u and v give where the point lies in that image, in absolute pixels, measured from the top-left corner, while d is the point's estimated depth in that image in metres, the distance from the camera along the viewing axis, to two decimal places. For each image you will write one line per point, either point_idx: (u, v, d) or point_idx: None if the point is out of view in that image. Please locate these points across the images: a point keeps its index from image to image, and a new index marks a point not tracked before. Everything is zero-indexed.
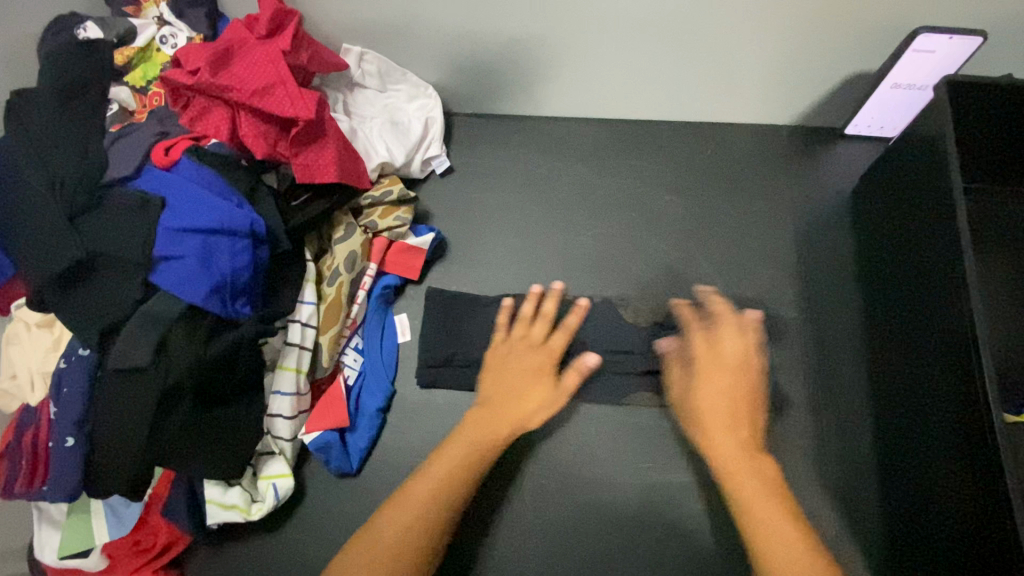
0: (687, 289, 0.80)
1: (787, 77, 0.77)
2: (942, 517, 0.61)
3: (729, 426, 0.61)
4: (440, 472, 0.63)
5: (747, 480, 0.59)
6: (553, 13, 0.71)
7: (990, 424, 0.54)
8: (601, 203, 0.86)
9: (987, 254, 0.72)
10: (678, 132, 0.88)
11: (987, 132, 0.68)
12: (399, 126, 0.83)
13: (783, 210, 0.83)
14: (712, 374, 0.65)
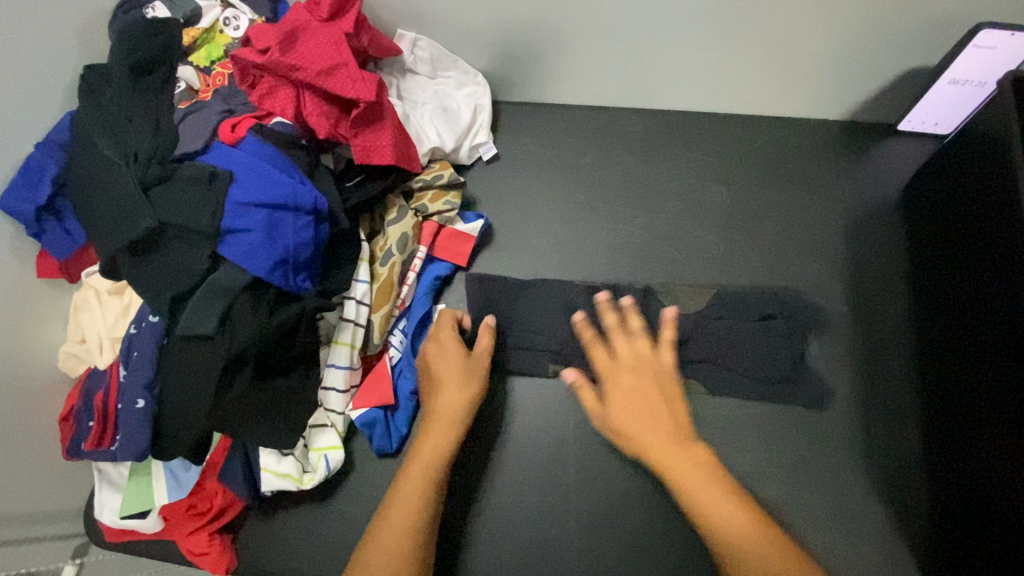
0: (732, 281, 0.81)
1: (842, 70, 0.77)
2: (1007, 505, 0.60)
3: (652, 422, 0.64)
4: (418, 472, 0.65)
5: (678, 469, 0.61)
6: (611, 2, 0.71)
7: None
8: (647, 193, 0.86)
9: None
10: (726, 125, 0.88)
11: None
12: (449, 112, 0.84)
13: (830, 205, 0.83)
14: (618, 378, 0.68)
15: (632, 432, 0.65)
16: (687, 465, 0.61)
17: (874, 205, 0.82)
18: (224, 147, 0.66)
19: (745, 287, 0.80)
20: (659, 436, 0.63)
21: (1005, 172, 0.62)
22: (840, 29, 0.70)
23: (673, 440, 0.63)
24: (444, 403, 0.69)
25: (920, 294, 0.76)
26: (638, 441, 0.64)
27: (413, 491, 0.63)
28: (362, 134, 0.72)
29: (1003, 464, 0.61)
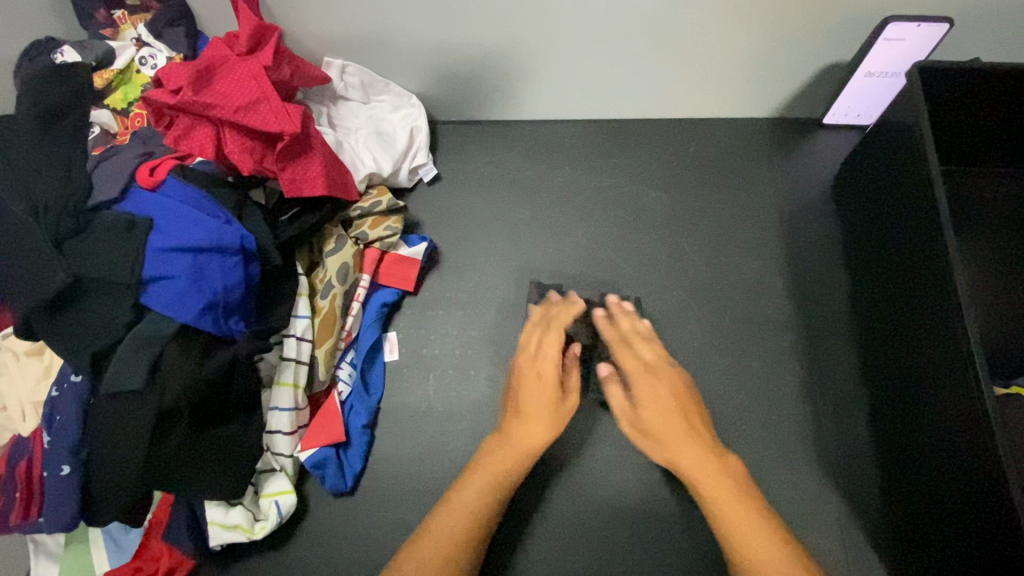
0: (678, 283, 0.81)
1: (764, 70, 0.78)
2: (939, 492, 0.62)
3: (680, 434, 0.65)
4: (461, 503, 0.61)
5: (717, 483, 0.61)
6: (539, 17, 0.71)
7: (980, 393, 0.56)
8: (590, 202, 0.87)
9: (970, 239, 0.74)
10: (660, 129, 0.89)
11: (962, 117, 0.70)
12: (384, 136, 0.83)
13: (767, 200, 0.85)
14: (650, 383, 0.69)
15: (669, 436, 0.65)
16: (714, 478, 0.62)
17: (808, 199, 0.85)
18: (142, 193, 0.64)
19: (692, 288, 0.81)
20: (690, 448, 0.64)
21: (923, 170, 0.63)
22: (759, 30, 0.71)
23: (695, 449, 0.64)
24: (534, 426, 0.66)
25: (857, 289, 0.78)
26: (668, 450, 0.64)
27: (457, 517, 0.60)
28: (290, 167, 0.70)
29: (935, 470, 0.62)
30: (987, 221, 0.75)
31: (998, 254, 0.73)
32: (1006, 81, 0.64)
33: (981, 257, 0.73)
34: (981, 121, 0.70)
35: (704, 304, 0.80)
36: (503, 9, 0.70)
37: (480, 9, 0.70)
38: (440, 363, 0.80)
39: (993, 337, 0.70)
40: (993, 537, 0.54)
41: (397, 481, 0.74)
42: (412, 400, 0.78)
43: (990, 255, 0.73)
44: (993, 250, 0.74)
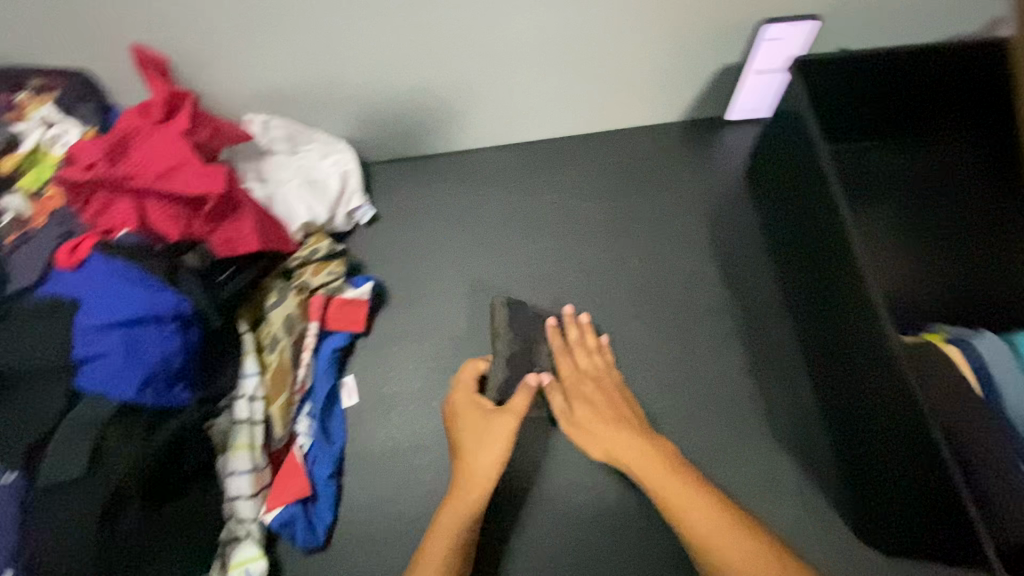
0: (622, 286, 0.85)
1: (663, 78, 0.85)
2: (874, 442, 0.65)
3: (613, 427, 0.68)
4: (431, 559, 0.62)
5: (658, 464, 0.64)
6: (445, 47, 0.75)
7: (889, 340, 0.60)
8: (529, 220, 0.90)
9: (864, 207, 0.82)
10: (583, 144, 0.94)
11: (839, 99, 0.79)
12: (316, 184, 0.84)
13: (691, 197, 0.90)
14: (580, 388, 0.73)
15: (605, 429, 0.68)
16: (654, 462, 0.65)
17: (730, 189, 0.90)
18: (65, 274, 0.62)
19: (635, 289, 0.85)
20: (628, 437, 0.67)
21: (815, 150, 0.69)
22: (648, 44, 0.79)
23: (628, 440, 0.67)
24: (484, 455, 0.66)
25: (782, 267, 0.83)
26: (607, 444, 0.68)
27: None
28: (220, 227, 0.69)
29: (867, 421, 0.66)
30: (878, 190, 0.83)
31: (889, 219, 0.82)
32: (861, 59, 0.72)
33: (876, 222, 0.81)
34: (855, 102, 0.79)
35: (648, 302, 0.84)
36: (410, 40, 0.73)
37: (390, 54, 0.75)
38: (401, 399, 0.79)
39: (897, 291, 0.77)
40: (926, 474, 0.58)
41: (371, 525, 0.73)
42: (376, 441, 0.77)
43: (882, 220, 0.81)
44: (886, 215, 0.82)
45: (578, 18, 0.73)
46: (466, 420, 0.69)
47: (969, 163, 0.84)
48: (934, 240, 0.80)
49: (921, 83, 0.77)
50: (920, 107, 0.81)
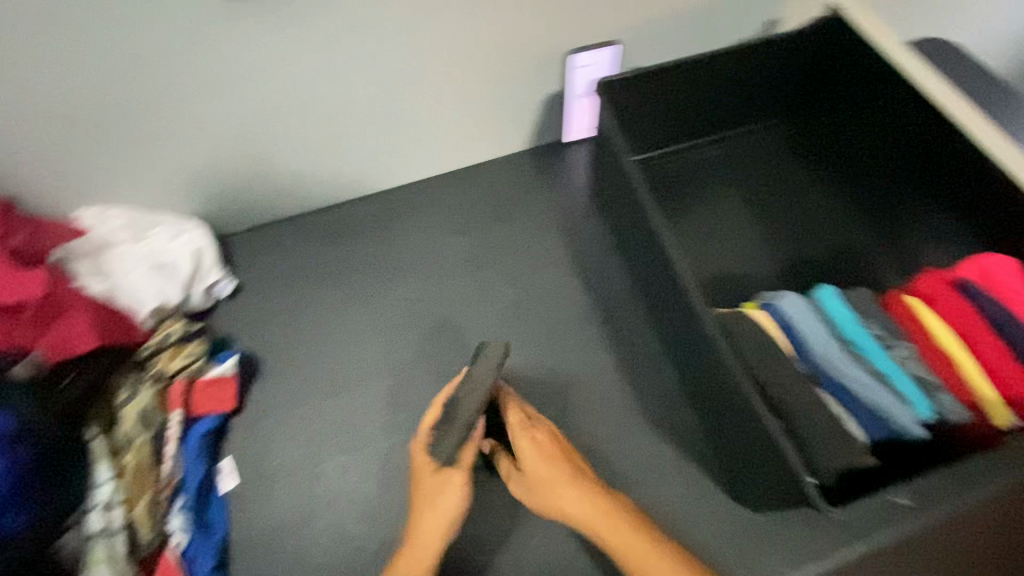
0: (494, 310, 0.88)
1: (492, 110, 0.94)
2: (717, 411, 0.68)
3: (580, 499, 0.62)
4: None
5: (630, 537, 0.60)
6: (266, 99, 0.80)
7: (694, 307, 0.65)
8: (393, 262, 0.91)
9: (677, 202, 0.91)
10: (439, 184, 0.98)
11: (637, 106, 0.88)
12: (165, 267, 0.80)
13: (546, 216, 0.96)
14: (535, 453, 0.66)
15: (571, 504, 0.62)
16: (626, 535, 0.60)
17: (577, 202, 0.97)
18: None
19: (507, 310, 0.88)
20: (595, 508, 0.62)
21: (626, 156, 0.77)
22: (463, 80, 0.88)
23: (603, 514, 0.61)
24: (427, 537, 0.64)
25: (629, 265, 0.90)
26: (573, 516, 0.62)
27: None
28: (49, 332, 0.66)
29: (707, 393, 0.69)
30: (686, 186, 0.93)
31: (701, 209, 0.90)
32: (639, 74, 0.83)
33: (690, 214, 0.90)
34: (653, 110, 0.89)
35: (520, 320, 0.87)
36: (224, 93, 0.76)
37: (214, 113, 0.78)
38: (283, 469, 0.76)
39: (715, 274, 0.85)
40: (750, 430, 0.60)
41: None
42: (261, 517, 0.73)
43: (695, 212, 0.90)
44: (699, 207, 0.90)
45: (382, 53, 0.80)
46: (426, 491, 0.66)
47: (761, 150, 0.95)
48: (741, 222, 0.89)
49: (696, 88, 0.89)
50: (711, 111, 0.93)
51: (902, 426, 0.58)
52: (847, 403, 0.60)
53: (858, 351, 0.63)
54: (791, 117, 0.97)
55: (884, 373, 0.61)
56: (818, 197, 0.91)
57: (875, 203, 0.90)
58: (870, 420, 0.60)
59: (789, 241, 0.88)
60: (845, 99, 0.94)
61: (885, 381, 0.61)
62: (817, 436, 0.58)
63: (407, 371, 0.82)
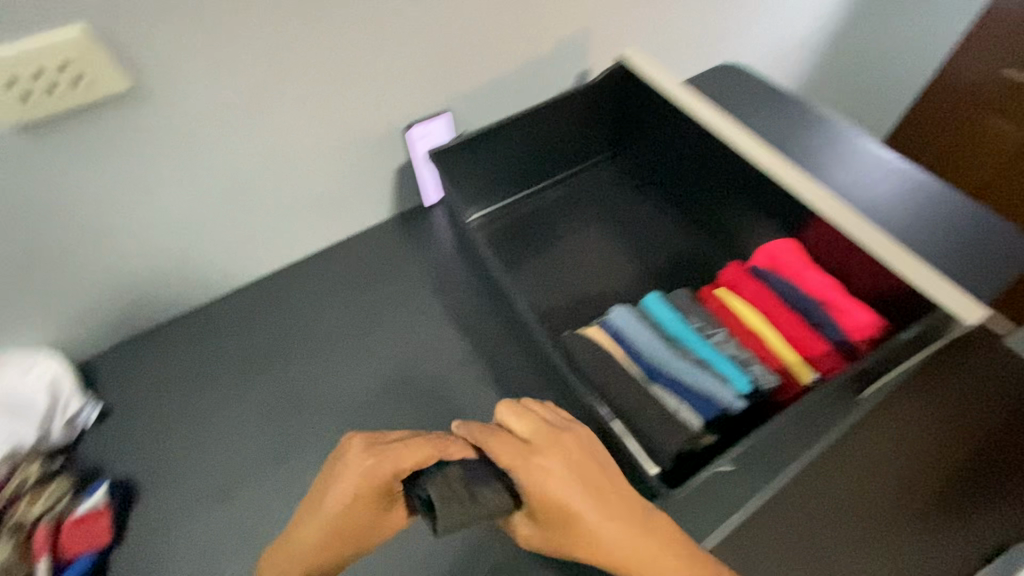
0: (376, 371, 0.93)
1: (346, 188, 1.01)
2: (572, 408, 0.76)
3: (601, 512, 0.56)
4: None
5: (645, 548, 0.56)
6: (110, 225, 0.81)
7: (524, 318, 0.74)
8: (266, 351, 0.95)
9: (514, 243, 1.07)
10: (311, 265, 1.05)
11: (465, 166, 1.04)
12: (14, 406, 0.77)
13: (414, 274, 1.04)
14: (546, 469, 0.56)
15: (593, 518, 0.55)
16: (644, 548, 0.56)
17: (436, 261, 1.06)
18: None
19: (389, 368, 0.93)
20: (620, 527, 0.56)
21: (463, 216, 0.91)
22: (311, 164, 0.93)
23: (658, 546, 0.56)
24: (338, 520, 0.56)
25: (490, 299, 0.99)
26: (588, 531, 0.56)
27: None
28: None
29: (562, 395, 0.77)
30: (521, 228, 1.09)
31: (535, 245, 1.06)
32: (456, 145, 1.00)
33: (527, 251, 1.05)
34: (480, 169, 1.07)
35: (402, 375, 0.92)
36: (50, 227, 0.76)
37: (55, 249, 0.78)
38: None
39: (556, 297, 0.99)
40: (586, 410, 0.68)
41: None
42: None
43: (531, 248, 1.06)
44: (533, 244, 1.06)
45: (217, 164, 0.84)
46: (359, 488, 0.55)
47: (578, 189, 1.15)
48: (570, 254, 1.04)
49: (512, 153, 1.08)
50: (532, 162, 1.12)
51: (725, 401, 0.67)
52: (679, 392, 0.68)
53: (683, 345, 0.73)
54: (603, 159, 1.18)
55: (705, 359, 0.71)
56: (633, 216, 1.10)
57: (686, 211, 1.08)
58: (701, 403, 0.68)
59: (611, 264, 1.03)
60: (631, 150, 1.17)
61: (708, 367, 0.70)
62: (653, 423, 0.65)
63: (291, 454, 0.84)
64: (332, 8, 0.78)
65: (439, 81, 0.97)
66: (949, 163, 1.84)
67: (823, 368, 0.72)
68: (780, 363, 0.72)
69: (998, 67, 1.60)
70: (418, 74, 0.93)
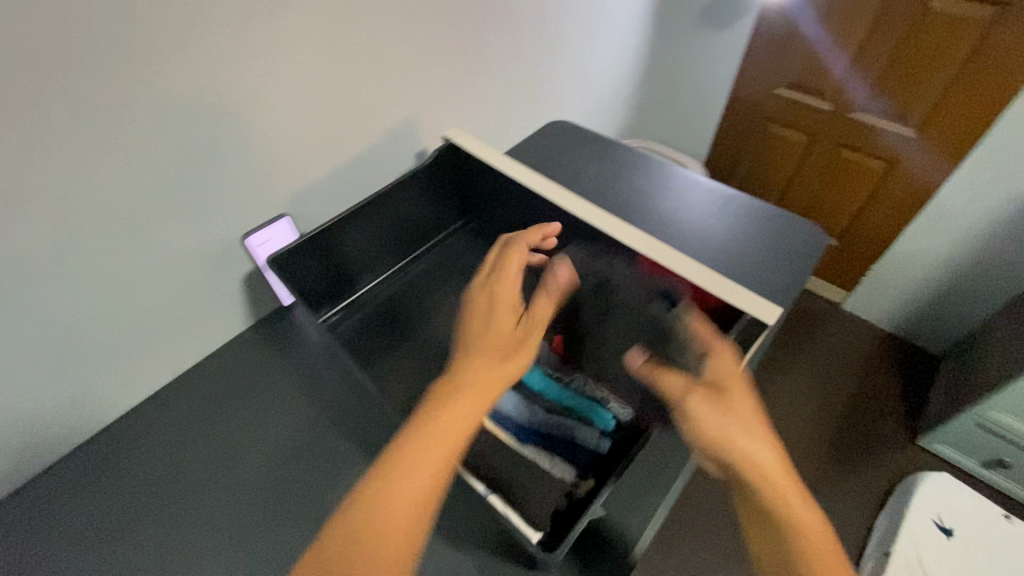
0: (253, 475, 0.98)
1: (200, 311, 1.08)
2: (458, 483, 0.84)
3: (741, 427, 0.63)
4: (384, 495, 0.56)
5: (771, 465, 0.62)
6: None
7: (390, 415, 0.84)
8: (139, 480, 0.98)
9: (392, 328, 1.11)
10: (180, 389, 1.11)
11: (323, 269, 1.08)
12: None
13: (282, 373, 1.11)
14: (721, 360, 0.68)
15: (742, 414, 0.64)
16: (772, 466, 0.63)
17: (303, 359, 1.13)
18: None
19: (266, 469, 0.99)
20: (757, 440, 0.63)
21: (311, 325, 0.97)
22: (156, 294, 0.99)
23: (777, 465, 0.63)
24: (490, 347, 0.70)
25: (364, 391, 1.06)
26: (736, 440, 0.62)
27: (411, 478, 0.58)
28: None
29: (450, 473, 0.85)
30: (399, 311, 1.14)
31: (411, 327, 1.11)
32: (305, 252, 1.03)
33: (403, 336, 1.10)
34: (341, 270, 1.11)
35: (281, 474, 0.98)
36: None
37: None
38: None
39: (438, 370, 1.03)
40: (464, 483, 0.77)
41: None
42: None
43: (406, 330, 1.11)
44: (408, 326, 1.11)
45: (55, 322, 0.88)
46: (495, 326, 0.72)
47: (446, 263, 1.23)
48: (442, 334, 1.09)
49: (364, 247, 1.13)
50: (393, 250, 1.19)
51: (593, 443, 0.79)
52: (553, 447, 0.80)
53: None
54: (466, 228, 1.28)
55: (573, 408, 0.83)
56: (496, 281, 1.20)
57: None
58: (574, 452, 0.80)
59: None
60: (479, 218, 1.27)
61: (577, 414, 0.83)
62: (533, 484, 0.75)
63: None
64: (148, 164, 0.86)
65: (269, 196, 1.07)
66: (755, 164, 2.31)
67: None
68: (636, 391, 0.83)
69: (774, 87, 2.07)
70: (247, 198, 1.03)
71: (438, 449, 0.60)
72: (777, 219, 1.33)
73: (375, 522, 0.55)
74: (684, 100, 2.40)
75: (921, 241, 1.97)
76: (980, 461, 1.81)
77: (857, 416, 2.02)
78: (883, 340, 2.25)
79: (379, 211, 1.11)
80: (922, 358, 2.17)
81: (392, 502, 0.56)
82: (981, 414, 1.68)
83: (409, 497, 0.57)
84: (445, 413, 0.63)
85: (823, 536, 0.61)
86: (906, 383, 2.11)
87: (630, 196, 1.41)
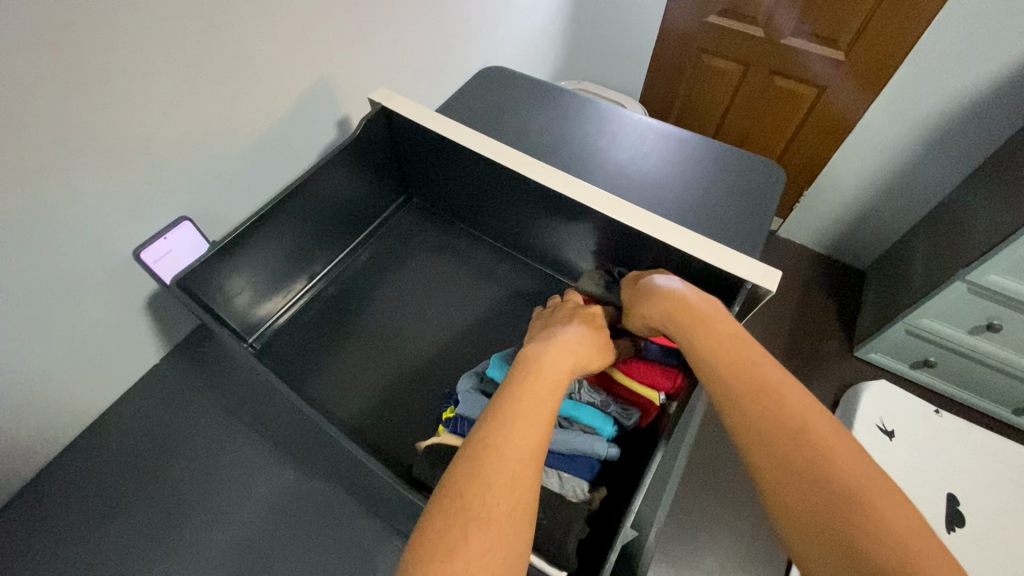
0: (204, 530, 0.81)
1: (94, 343, 0.86)
2: None
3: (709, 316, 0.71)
4: (498, 474, 0.52)
5: (723, 342, 0.67)
6: None
7: (356, 452, 0.71)
8: (49, 562, 0.77)
9: (345, 334, 0.98)
10: (85, 441, 0.88)
11: (249, 279, 0.90)
12: None
13: (215, 402, 0.93)
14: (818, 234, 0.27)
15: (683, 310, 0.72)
16: (726, 337, 0.67)
17: (241, 384, 0.95)
18: None
19: (218, 520, 0.82)
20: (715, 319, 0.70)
21: (242, 353, 0.80)
22: (27, 334, 0.76)
23: (730, 338, 0.67)
24: (567, 344, 0.71)
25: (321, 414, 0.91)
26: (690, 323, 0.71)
27: (516, 449, 0.54)
28: None
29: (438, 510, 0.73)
30: (349, 314, 1.00)
31: (365, 331, 0.98)
32: (222, 263, 0.83)
33: (358, 343, 0.97)
34: (271, 276, 0.94)
35: (238, 523, 0.82)
36: None
37: None
38: None
39: (406, 377, 0.92)
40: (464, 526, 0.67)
41: None
42: None
43: (360, 335, 0.98)
44: (362, 330, 0.98)
45: None
46: (561, 339, 0.72)
47: (392, 250, 1.11)
48: (400, 331, 0.99)
49: (294, 247, 0.96)
50: (331, 243, 1.03)
51: (600, 454, 0.72)
52: (558, 461, 0.71)
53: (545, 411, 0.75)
54: (410, 211, 1.17)
55: (571, 416, 0.75)
56: (452, 267, 1.09)
57: (506, 240, 1.10)
58: (581, 464, 0.71)
59: (446, 326, 1.00)
60: (426, 191, 1.14)
61: (576, 425, 0.75)
62: (549, 521, 0.66)
63: None
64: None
65: (161, 190, 0.85)
66: (689, 101, 2.27)
67: (668, 385, 0.77)
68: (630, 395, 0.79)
69: (705, 15, 1.97)
70: (132, 202, 0.81)
71: (532, 432, 0.56)
72: (735, 158, 1.28)
73: (493, 506, 0.50)
74: (614, 32, 2.25)
75: (852, 162, 2.02)
76: (908, 363, 1.98)
77: (802, 337, 2.13)
78: (816, 260, 2.36)
79: (305, 203, 0.93)
80: (852, 274, 2.31)
81: (501, 479, 0.51)
82: (914, 323, 1.80)
83: (520, 478, 0.52)
84: (521, 406, 0.59)
85: (766, 395, 0.59)
86: (840, 299, 2.24)
87: (582, 147, 1.29)
